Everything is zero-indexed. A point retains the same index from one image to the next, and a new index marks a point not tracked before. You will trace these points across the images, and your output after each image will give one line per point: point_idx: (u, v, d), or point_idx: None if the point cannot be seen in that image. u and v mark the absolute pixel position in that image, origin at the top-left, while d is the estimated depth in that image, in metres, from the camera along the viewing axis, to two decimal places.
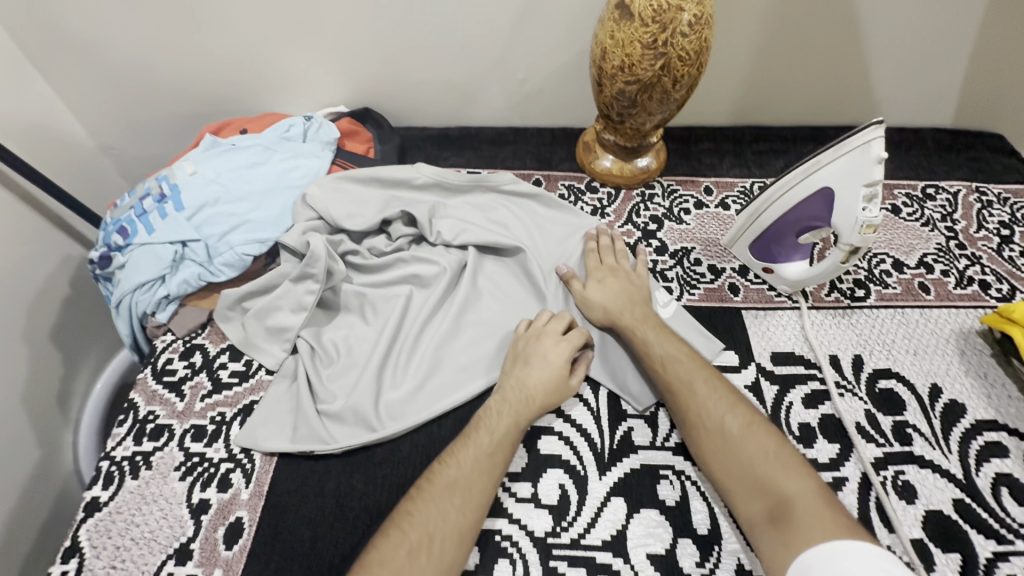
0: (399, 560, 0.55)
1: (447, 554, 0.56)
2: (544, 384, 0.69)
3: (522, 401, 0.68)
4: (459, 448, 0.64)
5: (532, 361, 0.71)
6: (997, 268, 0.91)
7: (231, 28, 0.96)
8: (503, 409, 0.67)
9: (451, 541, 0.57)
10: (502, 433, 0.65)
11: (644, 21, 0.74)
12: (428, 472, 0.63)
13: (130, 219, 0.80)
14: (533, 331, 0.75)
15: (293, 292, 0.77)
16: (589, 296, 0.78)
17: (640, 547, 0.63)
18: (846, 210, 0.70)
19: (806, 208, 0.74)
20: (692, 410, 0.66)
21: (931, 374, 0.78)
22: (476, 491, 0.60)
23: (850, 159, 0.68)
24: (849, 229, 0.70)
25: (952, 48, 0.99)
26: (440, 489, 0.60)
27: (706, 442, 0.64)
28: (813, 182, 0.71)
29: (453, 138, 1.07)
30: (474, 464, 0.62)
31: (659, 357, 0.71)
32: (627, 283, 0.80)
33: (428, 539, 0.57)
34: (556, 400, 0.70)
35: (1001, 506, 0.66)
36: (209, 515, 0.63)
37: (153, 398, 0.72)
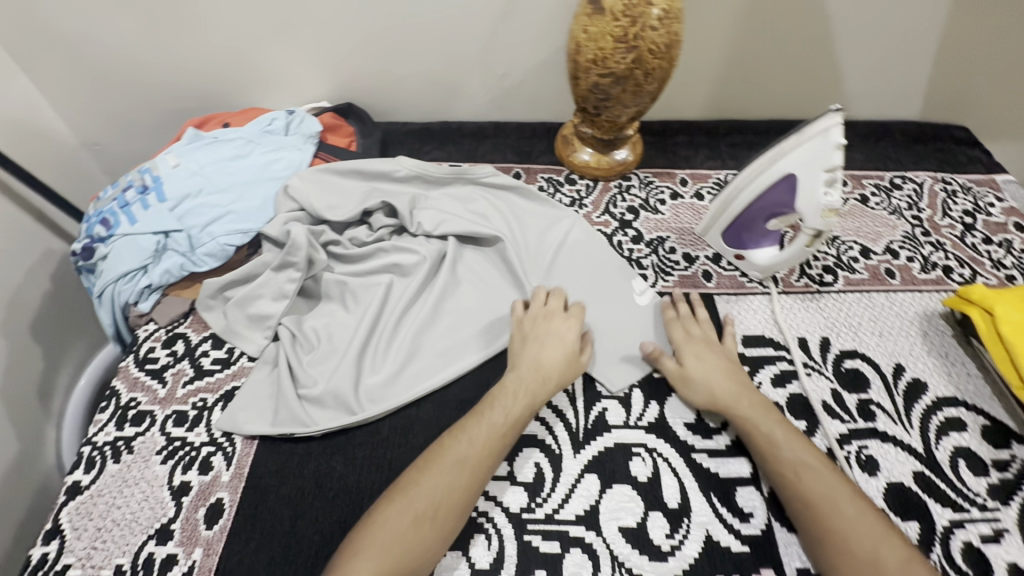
0: (404, 526, 0.57)
1: (448, 524, 0.59)
2: (556, 361, 0.72)
3: (537, 379, 0.70)
4: (469, 425, 0.65)
5: (541, 339, 0.74)
6: (960, 254, 0.94)
7: (213, 24, 0.97)
8: (519, 389, 0.69)
9: (453, 512, 0.60)
10: (515, 414, 0.67)
11: (615, 15, 0.77)
12: (437, 445, 0.64)
13: (112, 211, 0.81)
14: (537, 311, 0.78)
15: (274, 281, 0.79)
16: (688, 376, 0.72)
17: (612, 521, 0.65)
18: (808, 196, 0.72)
19: (773, 196, 0.77)
20: (826, 516, 0.59)
21: (895, 355, 0.81)
22: (484, 467, 0.63)
23: (812, 146, 0.70)
24: (813, 214, 0.73)
25: (916, 43, 1.03)
26: (448, 464, 0.62)
27: (842, 556, 0.57)
28: (778, 170, 0.74)
29: (434, 132, 1.09)
30: (485, 441, 0.64)
31: (783, 454, 0.64)
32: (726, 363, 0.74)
33: (433, 510, 0.59)
34: (570, 374, 0.73)
35: (959, 477, 0.69)
36: (190, 496, 0.65)
37: (136, 385, 0.73)
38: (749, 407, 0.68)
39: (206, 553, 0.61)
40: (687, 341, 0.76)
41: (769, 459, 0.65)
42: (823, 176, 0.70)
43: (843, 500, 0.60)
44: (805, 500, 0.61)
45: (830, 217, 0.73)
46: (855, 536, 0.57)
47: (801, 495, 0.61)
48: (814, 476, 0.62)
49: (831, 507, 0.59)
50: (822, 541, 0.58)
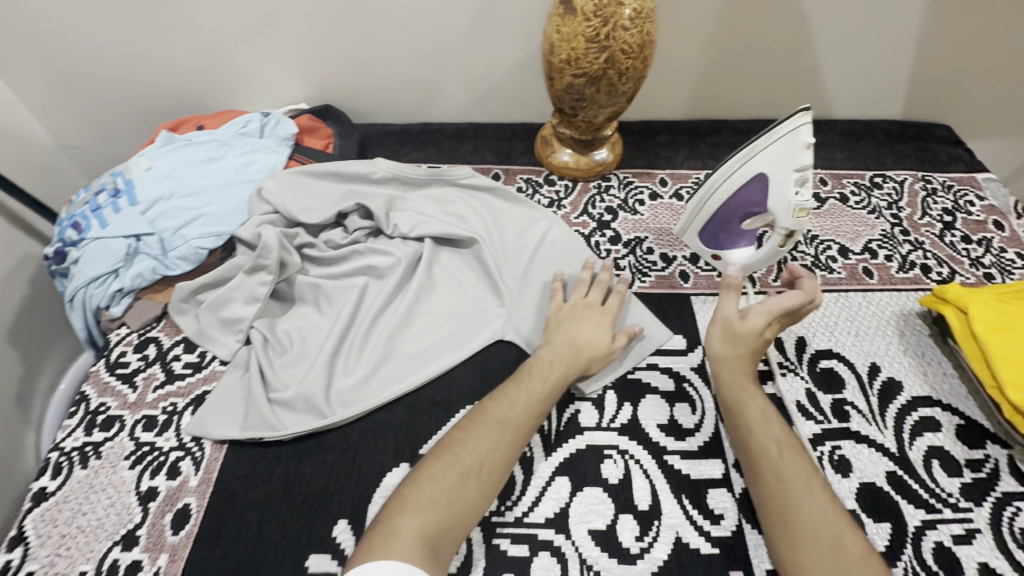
0: (451, 480, 0.58)
1: (493, 480, 0.60)
2: (590, 344, 0.73)
3: (570, 354, 0.71)
4: (509, 390, 0.67)
5: (580, 323, 0.75)
6: (939, 253, 0.94)
7: (189, 26, 0.97)
8: (553, 361, 0.71)
9: (498, 470, 0.61)
10: (554, 382, 0.69)
11: (587, 15, 0.77)
12: (479, 407, 0.66)
13: (84, 215, 0.80)
14: (575, 300, 0.78)
15: (246, 284, 0.79)
16: (739, 333, 0.71)
17: (581, 524, 0.64)
18: (780, 196, 0.72)
19: (746, 196, 0.77)
20: (779, 495, 0.60)
21: (871, 354, 0.81)
22: (524, 428, 0.64)
23: (782, 145, 0.70)
24: (784, 214, 0.73)
25: (895, 41, 1.03)
26: (491, 424, 0.63)
27: (786, 532, 0.58)
28: (749, 169, 0.74)
29: (414, 134, 1.09)
30: (527, 404, 0.66)
31: (754, 436, 0.66)
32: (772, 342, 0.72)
33: (479, 466, 0.60)
34: (599, 363, 0.73)
35: (931, 477, 0.69)
36: (157, 502, 0.64)
37: (105, 390, 0.73)
38: (738, 391, 0.70)
39: (171, 559, 0.60)
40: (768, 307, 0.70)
41: (742, 439, 0.66)
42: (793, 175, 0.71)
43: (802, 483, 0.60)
44: (764, 479, 0.62)
45: (802, 216, 0.73)
46: (802, 515, 0.58)
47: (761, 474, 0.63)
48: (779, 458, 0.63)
49: (785, 486, 0.61)
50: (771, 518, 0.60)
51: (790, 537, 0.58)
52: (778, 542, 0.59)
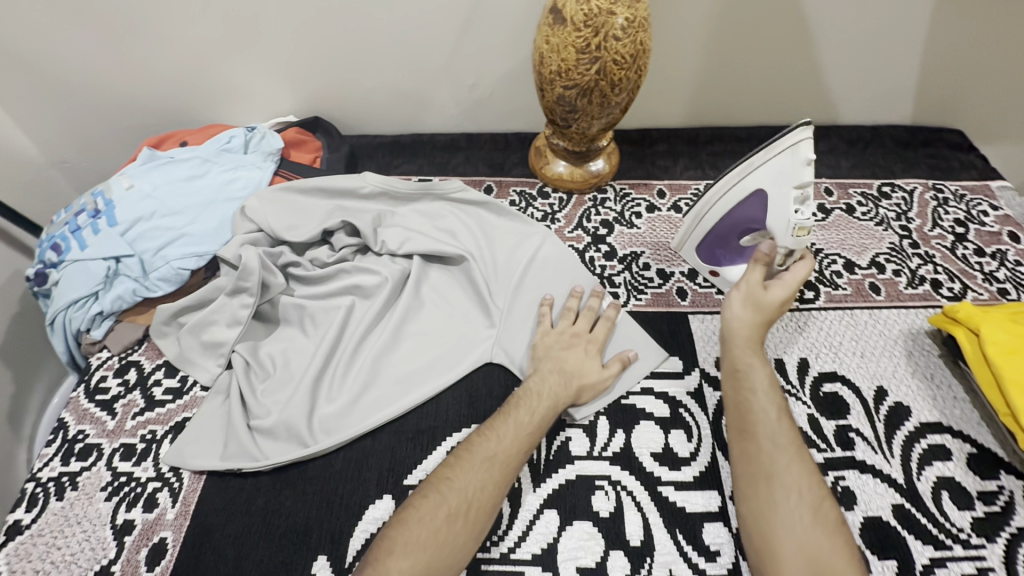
0: (438, 521, 0.56)
1: (481, 522, 0.58)
2: (579, 372, 0.71)
3: (560, 385, 0.69)
4: (497, 424, 0.65)
5: (570, 353, 0.73)
6: (950, 267, 0.90)
7: (173, 39, 0.95)
8: (542, 391, 0.68)
9: (487, 508, 0.59)
10: (543, 415, 0.66)
11: (577, 26, 0.74)
12: (465, 443, 0.63)
13: (63, 235, 0.79)
14: (566, 328, 0.76)
15: (228, 306, 0.77)
16: (761, 301, 0.71)
17: (570, 561, 0.62)
18: (778, 213, 0.70)
19: (745, 211, 0.73)
20: (764, 456, 0.61)
21: (877, 377, 0.77)
22: (513, 466, 0.62)
23: (784, 163, 0.68)
24: (784, 232, 0.71)
25: (903, 45, 0.98)
26: (478, 461, 0.61)
27: (763, 490, 0.59)
28: (749, 181, 0.71)
29: (405, 145, 1.07)
30: (514, 441, 0.63)
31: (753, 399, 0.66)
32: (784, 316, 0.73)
33: (467, 506, 0.58)
34: (589, 393, 0.71)
35: (941, 510, 0.66)
36: (132, 536, 0.62)
37: (84, 417, 0.71)
38: (745, 355, 0.69)
39: None
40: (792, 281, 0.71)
41: (741, 399, 0.66)
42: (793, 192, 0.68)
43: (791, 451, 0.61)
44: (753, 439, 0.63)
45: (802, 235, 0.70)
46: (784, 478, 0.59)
47: (752, 434, 0.63)
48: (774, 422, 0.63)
49: (773, 450, 0.61)
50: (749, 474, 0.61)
51: (767, 493, 0.59)
52: (750, 496, 0.60)
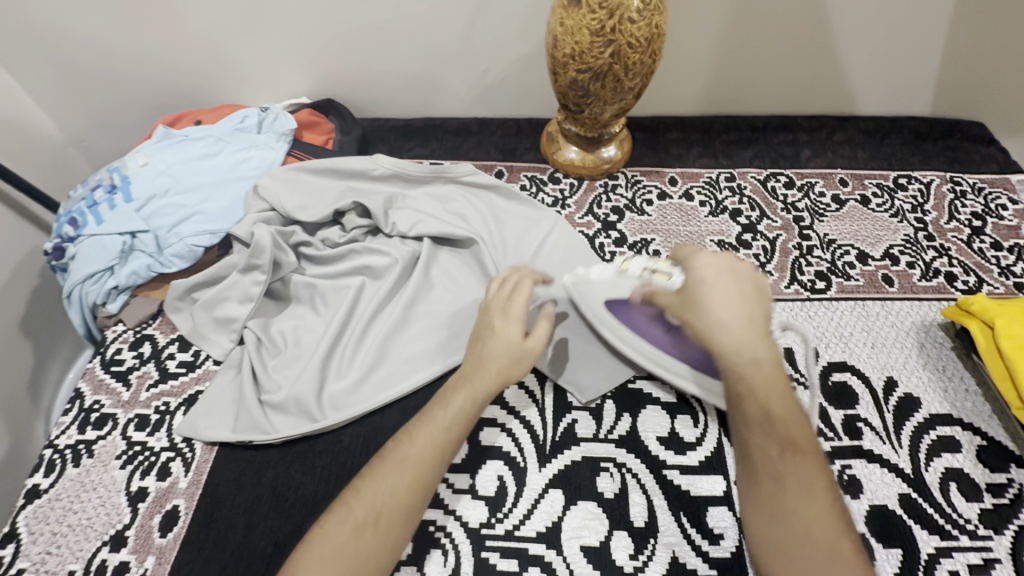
0: (344, 535, 0.53)
1: (395, 528, 0.55)
2: (495, 355, 0.64)
3: (478, 373, 0.63)
4: (414, 427, 0.60)
5: (484, 336, 0.67)
6: (966, 260, 0.89)
7: (189, 18, 0.95)
8: (458, 385, 0.63)
9: (402, 515, 0.55)
10: (457, 410, 0.61)
11: (592, 7, 0.73)
12: (384, 447, 0.60)
13: (80, 210, 0.80)
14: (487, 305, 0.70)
15: (241, 283, 0.77)
16: (711, 301, 0.59)
17: (573, 539, 0.62)
18: (612, 288, 0.72)
19: (632, 324, 0.72)
20: (779, 496, 0.51)
21: (887, 368, 0.76)
22: (429, 468, 0.58)
23: (584, 301, 0.76)
24: (625, 284, 0.71)
25: (926, 33, 0.96)
26: (392, 466, 0.57)
27: (788, 538, 0.50)
28: (602, 318, 0.74)
29: (417, 129, 1.07)
30: (429, 442, 0.59)
31: (778, 424, 0.53)
32: (758, 300, 0.60)
33: (376, 514, 0.54)
34: (515, 371, 0.64)
35: (948, 501, 0.65)
36: (146, 503, 0.64)
37: (100, 388, 0.73)
38: (752, 363, 0.56)
39: (158, 561, 0.60)
40: (708, 266, 0.62)
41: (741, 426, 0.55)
42: (592, 279, 0.74)
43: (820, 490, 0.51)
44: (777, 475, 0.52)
45: (627, 265, 0.71)
46: (812, 527, 0.49)
47: (776, 470, 0.52)
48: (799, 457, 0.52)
49: (802, 493, 0.51)
50: (774, 520, 0.51)
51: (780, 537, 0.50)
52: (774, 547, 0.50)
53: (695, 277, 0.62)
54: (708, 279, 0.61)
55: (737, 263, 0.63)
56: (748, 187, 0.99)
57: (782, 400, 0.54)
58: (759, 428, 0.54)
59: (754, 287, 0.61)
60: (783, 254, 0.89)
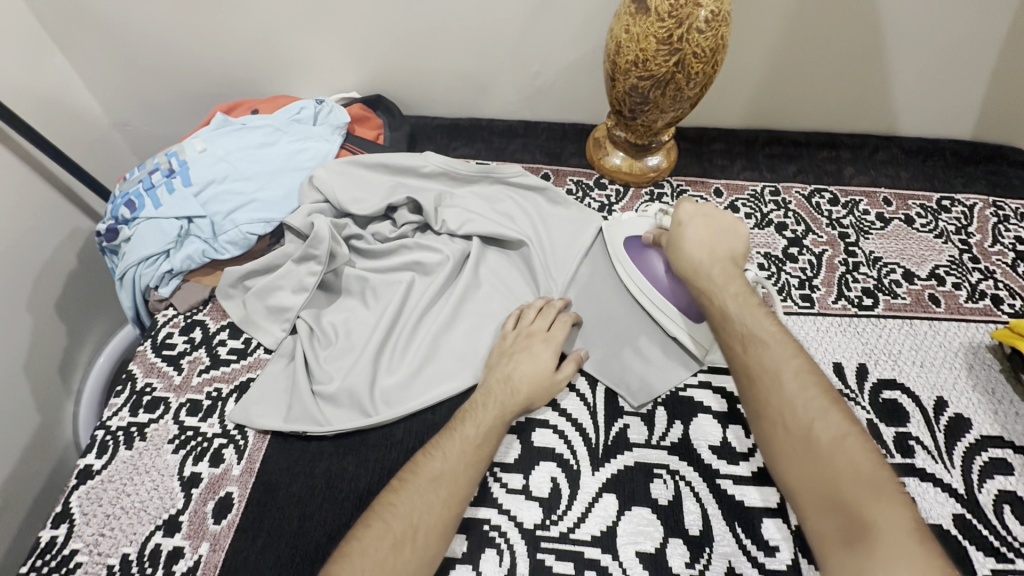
0: (382, 550, 0.53)
1: (429, 546, 0.55)
2: (530, 379, 0.67)
3: (506, 393, 0.66)
4: (443, 442, 0.62)
5: (519, 356, 0.70)
6: (1011, 283, 0.89)
7: (247, 8, 0.96)
8: (488, 401, 0.65)
9: (435, 532, 0.56)
10: (487, 427, 0.63)
11: (660, 16, 0.73)
12: (411, 464, 0.60)
13: (138, 193, 0.81)
14: (522, 329, 0.73)
15: (295, 273, 0.77)
16: (686, 239, 0.71)
17: (629, 545, 0.62)
18: (635, 226, 0.81)
19: (641, 263, 0.78)
20: (765, 394, 0.58)
21: (937, 387, 0.76)
22: (461, 484, 0.59)
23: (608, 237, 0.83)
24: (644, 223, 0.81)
25: (977, 58, 0.97)
26: (424, 484, 0.58)
27: (772, 423, 0.56)
28: (619, 253, 0.80)
29: (464, 129, 1.08)
30: (461, 457, 0.60)
31: (744, 329, 0.62)
32: (731, 238, 0.71)
33: (413, 531, 0.55)
34: (539, 398, 0.68)
35: (1003, 523, 0.65)
36: (199, 489, 0.64)
37: (152, 371, 0.73)
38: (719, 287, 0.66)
39: (212, 548, 0.60)
40: (685, 212, 0.72)
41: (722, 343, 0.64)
42: (621, 220, 0.83)
43: (795, 376, 0.57)
44: (750, 371, 0.60)
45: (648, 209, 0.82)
46: (790, 408, 0.56)
47: (747, 365, 0.60)
48: (767, 351, 0.60)
49: (777, 381, 0.57)
50: (759, 410, 0.58)
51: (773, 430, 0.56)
52: (768, 434, 0.57)
53: (676, 219, 0.73)
54: (683, 222, 0.72)
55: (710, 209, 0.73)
56: (793, 201, 0.99)
57: (747, 308, 0.64)
58: (730, 335, 0.63)
59: (728, 228, 0.72)
60: (830, 270, 0.90)
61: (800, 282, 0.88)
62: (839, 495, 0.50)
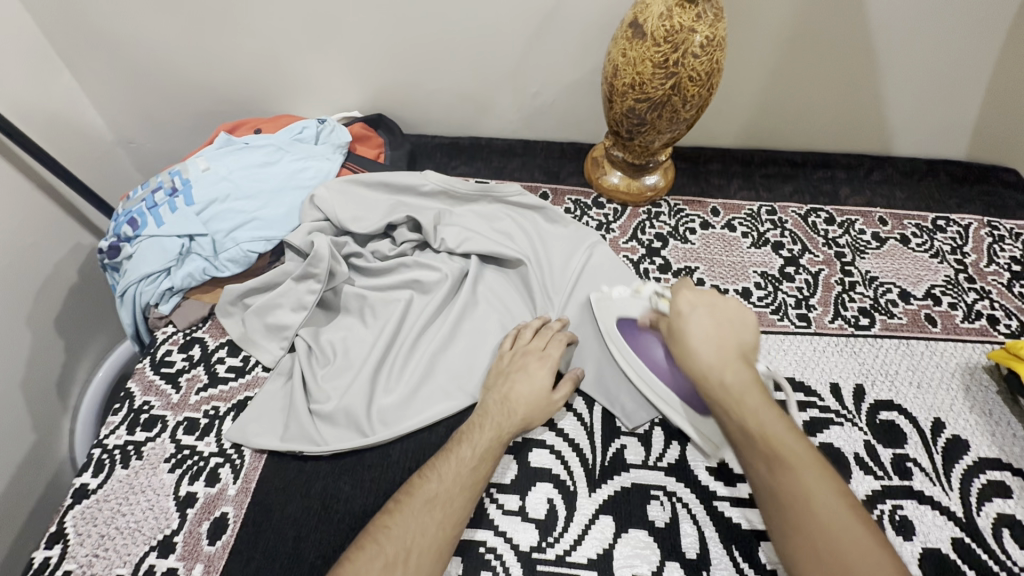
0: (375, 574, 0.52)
1: (424, 569, 0.55)
2: (527, 399, 0.67)
3: (502, 413, 0.66)
4: (439, 463, 0.62)
5: (515, 376, 0.70)
6: (1007, 303, 0.89)
7: (252, 28, 0.97)
8: (484, 422, 0.65)
9: (431, 555, 0.56)
10: (483, 447, 0.63)
11: (656, 40, 0.75)
12: (407, 486, 0.61)
13: (140, 211, 0.82)
14: (519, 348, 0.73)
15: (294, 291, 0.78)
16: (691, 329, 0.66)
17: (626, 568, 0.62)
18: (627, 306, 0.76)
19: (638, 347, 0.74)
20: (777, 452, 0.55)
21: (934, 408, 0.76)
22: (456, 506, 0.59)
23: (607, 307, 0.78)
24: (637, 304, 0.76)
25: (967, 81, 0.99)
26: (419, 504, 0.58)
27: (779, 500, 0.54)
28: (611, 333, 0.76)
29: (463, 148, 1.09)
30: (456, 479, 0.60)
31: (768, 445, 0.56)
32: (737, 330, 0.66)
33: (407, 554, 0.55)
34: (535, 417, 0.67)
35: (1001, 547, 0.65)
36: (194, 509, 0.64)
37: (150, 389, 0.73)
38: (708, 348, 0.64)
39: (206, 570, 0.59)
40: (685, 301, 0.69)
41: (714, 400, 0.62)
42: (611, 297, 0.78)
43: (827, 504, 0.52)
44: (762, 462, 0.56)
45: (642, 286, 0.77)
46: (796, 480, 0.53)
47: (775, 487, 0.54)
48: (794, 469, 0.54)
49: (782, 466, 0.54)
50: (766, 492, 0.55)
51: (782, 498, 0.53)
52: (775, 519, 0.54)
53: (676, 308, 0.69)
54: (683, 311, 0.68)
55: (714, 302, 0.68)
56: (790, 221, 1.00)
57: (744, 383, 0.60)
58: (754, 449, 0.57)
59: (731, 316, 0.67)
60: (826, 289, 0.90)
61: (796, 301, 0.88)
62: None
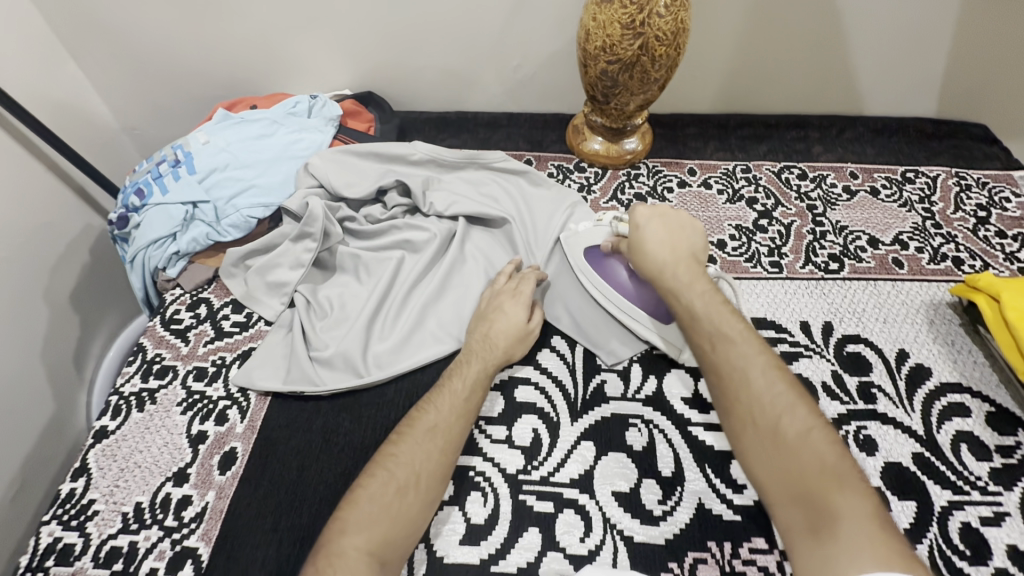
0: (388, 496, 0.57)
1: (432, 490, 0.60)
2: (506, 334, 0.72)
3: (486, 350, 0.71)
4: (435, 397, 0.66)
5: (495, 317, 0.75)
6: (972, 246, 0.93)
7: (245, 14, 1.03)
8: (471, 359, 0.70)
9: (437, 478, 0.61)
10: (473, 380, 0.68)
11: (623, 3, 0.79)
12: (408, 419, 0.65)
13: (146, 182, 0.87)
14: (496, 291, 0.79)
15: (292, 251, 0.83)
16: (649, 240, 0.75)
17: (605, 485, 0.66)
18: (591, 237, 0.85)
19: (604, 272, 0.81)
20: (737, 362, 0.64)
21: (899, 341, 0.81)
22: (456, 433, 0.64)
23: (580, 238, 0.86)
24: (599, 232, 0.85)
25: (931, 39, 1.03)
26: (421, 433, 0.63)
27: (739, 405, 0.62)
28: (580, 265, 0.83)
29: (451, 121, 1.14)
30: (452, 409, 0.65)
31: (729, 357, 0.64)
32: (688, 236, 0.76)
33: (415, 477, 0.59)
34: (516, 350, 0.73)
35: (960, 460, 0.69)
36: (206, 444, 0.69)
37: (161, 342, 0.79)
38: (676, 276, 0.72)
39: (218, 496, 0.65)
40: (643, 217, 0.77)
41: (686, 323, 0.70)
42: (578, 232, 0.87)
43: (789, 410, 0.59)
44: (721, 374, 0.64)
45: (602, 217, 0.87)
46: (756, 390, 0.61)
47: (717, 366, 0.65)
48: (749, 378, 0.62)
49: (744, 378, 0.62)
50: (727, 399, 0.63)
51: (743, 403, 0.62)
52: (733, 418, 0.62)
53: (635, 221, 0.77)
54: (640, 224, 0.76)
55: (671, 218, 0.77)
56: (763, 178, 1.05)
57: (711, 307, 0.69)
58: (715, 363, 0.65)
59: (682, 228, 0.77)
60: (798, 238, 0.95)
61: (769, 250, 0.93)
62: (801, 485, 0.55)
